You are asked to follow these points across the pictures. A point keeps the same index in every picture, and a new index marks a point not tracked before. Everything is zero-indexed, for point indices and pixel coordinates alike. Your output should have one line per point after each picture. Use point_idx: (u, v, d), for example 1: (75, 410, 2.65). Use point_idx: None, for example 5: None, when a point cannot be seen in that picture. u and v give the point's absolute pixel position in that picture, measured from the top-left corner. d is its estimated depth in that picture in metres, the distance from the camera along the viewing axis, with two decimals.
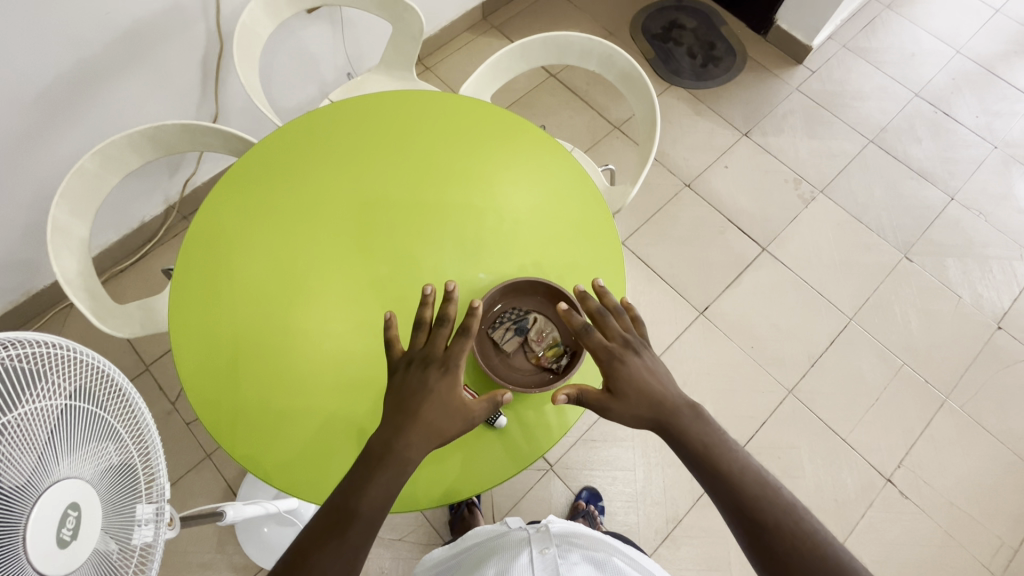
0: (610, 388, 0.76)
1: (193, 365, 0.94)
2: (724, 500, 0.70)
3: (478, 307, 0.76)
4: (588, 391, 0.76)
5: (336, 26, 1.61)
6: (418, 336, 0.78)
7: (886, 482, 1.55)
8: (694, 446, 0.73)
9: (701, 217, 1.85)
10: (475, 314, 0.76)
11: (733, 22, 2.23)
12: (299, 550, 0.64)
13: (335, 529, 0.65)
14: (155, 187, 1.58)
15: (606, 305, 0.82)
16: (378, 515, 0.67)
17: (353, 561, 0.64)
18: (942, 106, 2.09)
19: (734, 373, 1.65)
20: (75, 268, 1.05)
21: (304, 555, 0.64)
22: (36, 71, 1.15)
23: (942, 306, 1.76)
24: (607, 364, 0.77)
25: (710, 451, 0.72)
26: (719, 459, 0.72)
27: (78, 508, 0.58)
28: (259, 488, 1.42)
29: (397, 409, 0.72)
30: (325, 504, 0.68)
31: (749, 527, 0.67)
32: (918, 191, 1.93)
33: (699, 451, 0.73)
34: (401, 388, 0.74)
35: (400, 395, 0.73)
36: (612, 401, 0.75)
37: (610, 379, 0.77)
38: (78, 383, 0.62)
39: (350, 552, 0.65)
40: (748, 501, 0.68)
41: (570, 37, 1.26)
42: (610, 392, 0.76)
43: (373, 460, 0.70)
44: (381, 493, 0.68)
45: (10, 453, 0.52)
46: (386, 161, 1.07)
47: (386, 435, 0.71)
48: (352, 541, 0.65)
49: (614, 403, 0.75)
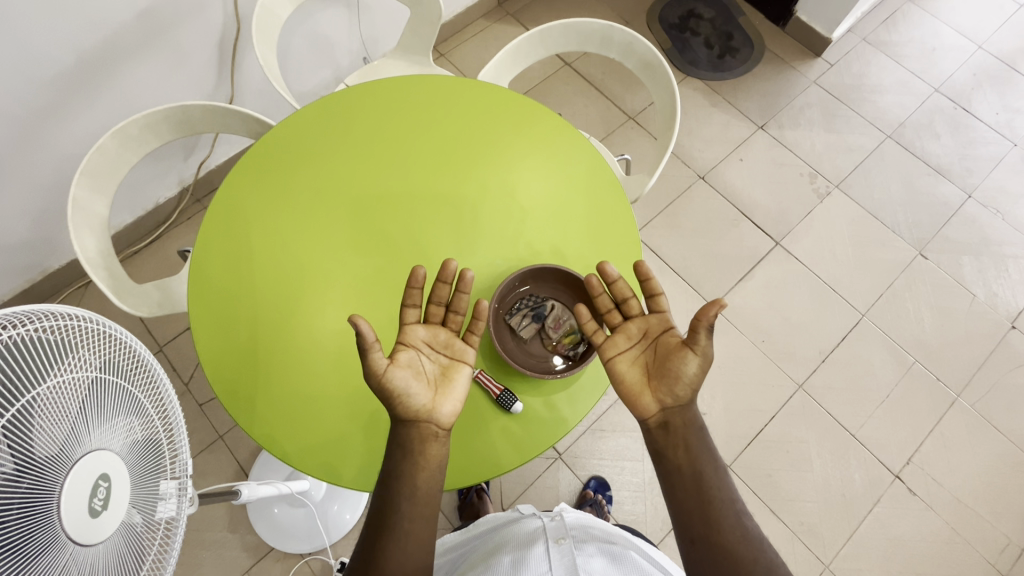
0: (668, 359, 0.76)
1: (214, 349, 0.95)
2: (701, 519, 0.69)
3: (452, 262, 0.80)
4: (699, 346, 0.73)
5: (352, 9, 1.60)
6: (420, 329, 0.81)
7: (895, 478, 1.55)
8: (680, 463, 0.72)
9: (713, 209, 1.84)
10: (452, 269, 0.82)
11: (751, 13, 2.20)
12: (367, 538, 0.68)
13: (388, 511, 0.69)
14: (169, 169, 1.58)
15: (603, 294, 0.85)
16: (426, 501, 0.71)
17: (405, 539, 0.68)
18: (962, 101, 2.06)
19: (745, 366, 1.64)
20: (96, 247, 1.06)
21: (371, 543, 0.67)
22: (55, 51, 1.15)
23: (956, 304, 1.74)
24: (652, 341, 0.80)
25: (701, 469, 0.72)
26: (710, 476, 0.71)
27: (109, 480, 0.59)
28: (270, 469, 1.44)
29: (414, 403, 0.74)
30: (376, 493, 0.71)
31: (723, 541, 0.67)
32: (935, 188, 1.91)
33: (686, 467, 0.72)
34: (416, 380, 0.75)
35: (409, 386, 0.74)
36: (703, 371, 0.74)
37: (658, 355, 0.78)
38: (105, 358, 0.62)
39: (400, 532, 0.68)
40: (724, 519, 0.68)
41: (590, 24, 1.23)
42: (669, 360, 0.76)
43: (400, 447, 0.72)
44: (425, 477, 0.72)
45: (43, 422, 0.53)
46: (408, 150, 1.06)
47: (410, 425, 0.73)
48: (404, 523, 0.68)
49: (691, 374, 0.74)
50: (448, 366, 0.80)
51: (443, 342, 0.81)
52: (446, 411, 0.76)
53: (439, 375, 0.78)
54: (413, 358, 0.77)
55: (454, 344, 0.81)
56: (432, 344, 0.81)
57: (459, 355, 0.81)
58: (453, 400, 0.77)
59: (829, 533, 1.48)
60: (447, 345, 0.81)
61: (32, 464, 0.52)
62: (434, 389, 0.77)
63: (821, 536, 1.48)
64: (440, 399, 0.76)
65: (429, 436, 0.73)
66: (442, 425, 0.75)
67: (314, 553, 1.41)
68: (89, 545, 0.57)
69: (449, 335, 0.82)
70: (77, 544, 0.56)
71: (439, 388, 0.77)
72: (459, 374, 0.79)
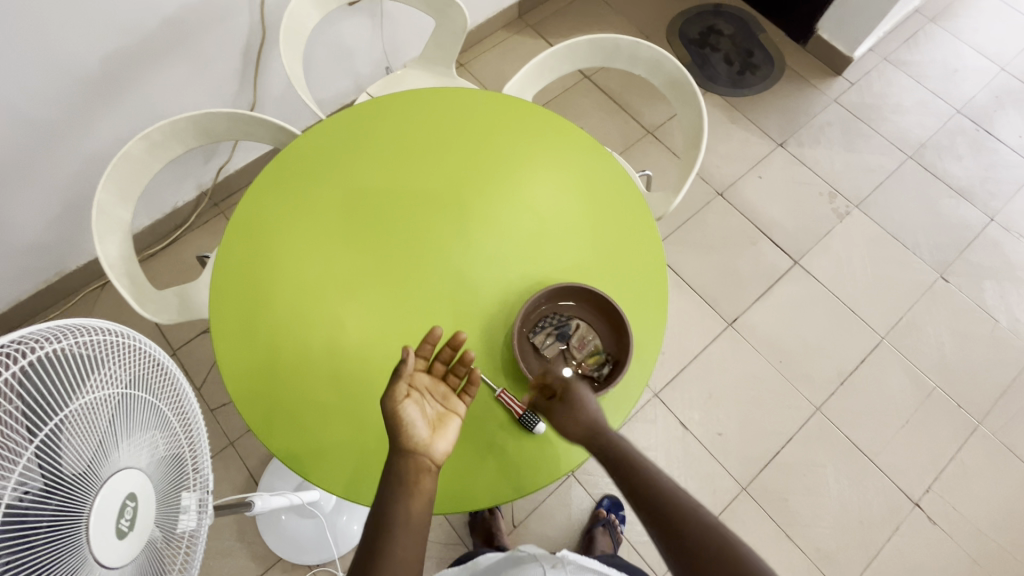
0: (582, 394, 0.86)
1: (234, 356, 0.93)
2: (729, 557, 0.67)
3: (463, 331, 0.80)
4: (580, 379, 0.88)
5: (376, 19, 1.61)
6: (425, 376, 0.80)
7: (914, 506, 1.51)
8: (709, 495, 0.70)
9: (731, 226, 1.82)
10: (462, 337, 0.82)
11: (771, 30, 2.19)
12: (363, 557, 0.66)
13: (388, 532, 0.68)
14: (189, 173, 1.58)
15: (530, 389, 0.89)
16: (422, 531, 0.70)
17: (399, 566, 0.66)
18: (984, 123, 2.04)
19: (762, 386, 1.62)
20: (118, 252, 1.05)
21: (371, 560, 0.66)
22: (85, 54, 1.16)
23: (978, 330, 1.72)
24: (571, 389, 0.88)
25: None
26: None
27: (135, 499, 0.58)
28: (281, 478, 1.42)
29: (415, 436, 0.74)
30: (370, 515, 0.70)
31: None
32: (956, 210, 1.89)
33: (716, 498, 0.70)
34: (421, 419, 0.75)
35: (415, 420, 0.75)
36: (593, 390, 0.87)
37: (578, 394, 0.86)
38: (134, 372, 0.61)
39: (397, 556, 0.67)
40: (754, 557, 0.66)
41: (618, 41, 1.22)
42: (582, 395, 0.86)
43: (394, 477, 0.71)
44: (422, 506, 0.71)
45: (73, 439, 0.52)
46: (434, 161, 1.06)
47: (406, 456, 0.73)
48: (401, 548, 0.67)
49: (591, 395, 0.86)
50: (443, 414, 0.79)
51: (443, 392, 0.81)
52: (440, 452, 0.76)
53: (436, 420, 0.78)
54: (420, 399, 0.77)
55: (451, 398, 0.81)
56: (432, 392, 0.80)
57: (454, 407, 0.80)
58: (447, 445, 0.77)
59: (845, 561, 1.45)
60: (445, 397, 0.81)
61: (61, 481, 0.50)
62: (432, 430, 0.76)
63: (838, 563, 1.45)
64: (436, 440, 0.76)
65: (423, 469, 0.73)
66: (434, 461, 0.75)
67: (322, 565, 1.39)
68: (115, 567, 0.56)
69: (448, 389, 0.82)
70: (104, 565, 0.54)
71: (436, 430, 0.77)
72: (454, 423, 0.79)
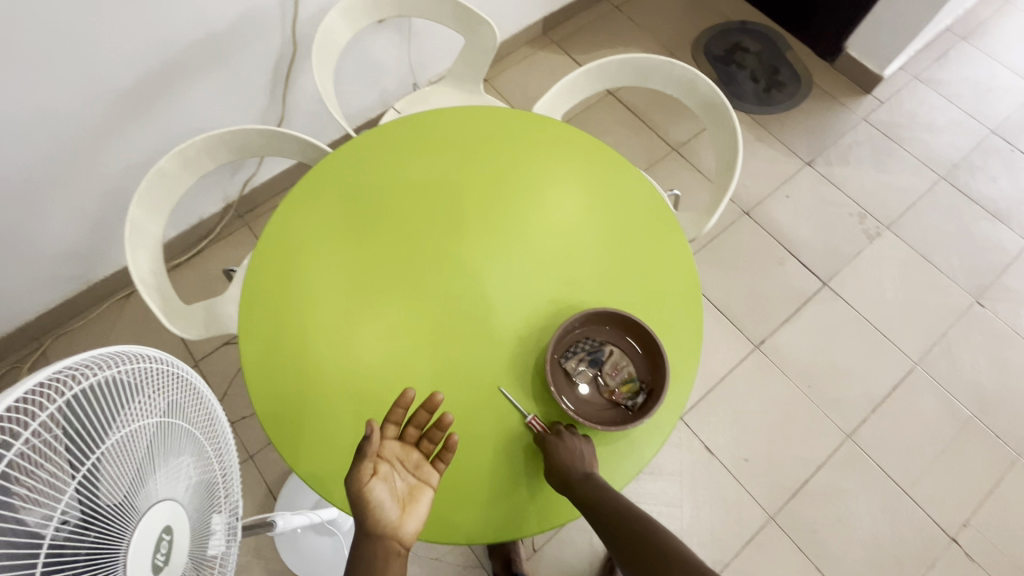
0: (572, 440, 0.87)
1: (261, 374, 0.92)
2: None
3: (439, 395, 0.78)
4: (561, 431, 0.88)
5: (404, 35, 1.62)
6: (395, 445, 0.78)
7: (951, 541, 1.45)
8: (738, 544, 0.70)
9: (758, 246, 1.79)
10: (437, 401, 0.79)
11: (798, 47, 2.17)
12: None
13: None
14: (216, 185, 1.60)
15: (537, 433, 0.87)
16: None
17: None
18: (1019, 144, 1.99)
19: (790, 412, 1.58)
20: (150, 267, 1.06)
21: None
22: (122, 69, 1.18)
23: (1016, 357, 1.66)
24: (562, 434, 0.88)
25: None
26: None
27: (170, 531, 0.57)
28: (300, 495, 1.41)
29: (384, 517, 0.72)
30: None
31: None
32: (991, 233, 1.84)
33: None
34: (389, 498, 0.74)
35: (383, 500, 0.73)
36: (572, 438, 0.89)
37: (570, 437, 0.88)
38: (169, 399, 0.60)
39: None
40: None
41: (651, 60, 1.21)
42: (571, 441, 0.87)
43: (361, 562, 0.70)
44: None
45: (112, 473, 0.51)
46: (464, 179, 1.05)
47: (375, 540, 0.71)
48: None
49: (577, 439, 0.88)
50: (414, 486, 0.77)
51: (414, 462, 0.79)
52: (409, 531, 0.74)
53: (406, 495, 0.76)
54: (389, 473, 0.76)
55: (424, 467, 0.79)
56: (403, 462, 0.78)
57: (426, 478, 0.79)
58: (417, 522, 0.75)
59: None
60: (416, 466, 0.79)
61: (99, 513, 0.49)
62: (401, 508, 0.75)
63: None
64: (406, 518, 0.74)
65: (392, 553, 0.72)
66: (404, 542, 0.74)
67: None
68: None
69: (420, 457, 0.80)
70: None
71: (406, 507, 0.75)
72: (426, 497, 0.77)
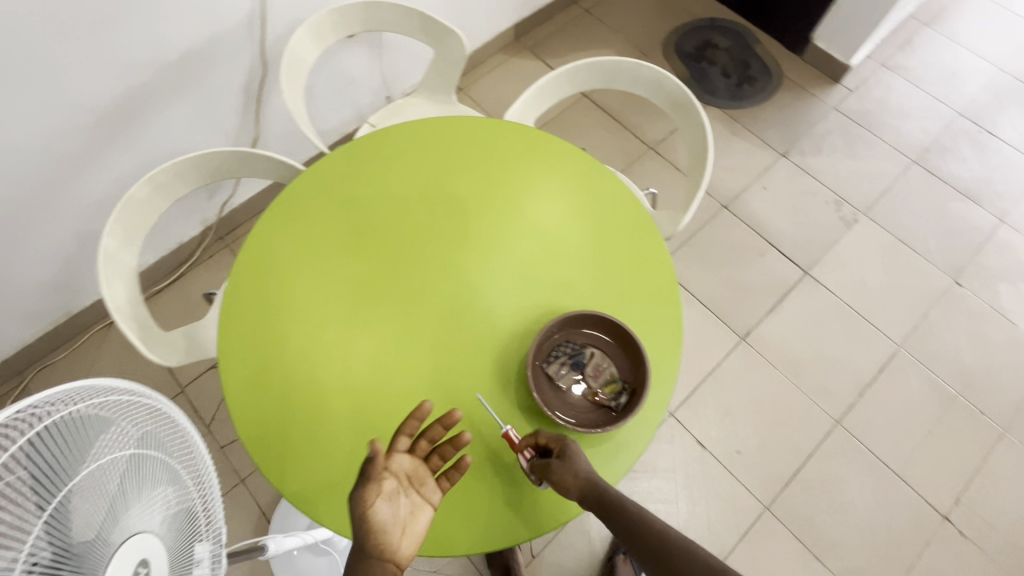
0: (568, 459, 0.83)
1: (242, 395, 0.92)
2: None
3: (459, 414, 0.78)
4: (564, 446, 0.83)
5: (374, 50, 1.62)
6: (405, 459, 0.78)
7: (943, 519, 1.47)
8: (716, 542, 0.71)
9: (738, 239, 1.81)
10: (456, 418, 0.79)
11: (767, 41, 2.20)
12: None
13: None
14: (193, 208, 1.59)
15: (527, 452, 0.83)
16: None
17: None
18: (986, 124, 2.03)
19: (779, 402, 1.59)
20: (125, 296, 1.05)
21: None
22: (89, 98, 1.17)
23: (996, 334, 1.69)
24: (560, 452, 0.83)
25: None
26: None
27: (146, 566, 0.57)
28: (293, 516, 1.39)
29: (383, 535, 0.72)
30: None
31: None
32: (965, 213, 1.87)
33: None
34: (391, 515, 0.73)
35: (384, 517, 0.73)
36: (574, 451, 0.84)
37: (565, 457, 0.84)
38: (143, 431, 0.60)
39: None
40: None
41: (619, 62, 1.22)
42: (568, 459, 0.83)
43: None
44: None
45: (80, 506, 0.51)
46: (439, 189, 1.05)
47: (372, 558, 0.70)
48: None
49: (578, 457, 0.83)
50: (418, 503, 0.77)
51: (421, 479, 0.78)
52: (405, 551, 0.73)
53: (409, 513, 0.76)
54: (394, 489, 0.75)
55: (429, 484, 0.79)
56: (411, 478, 0.77)
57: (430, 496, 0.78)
58: (414, 543, 0.74)
59: None
60: (423, 482, 0.78)
61: (68, 551, 0.49)
62: (402, 526, 0.74)
63: None
64: (404, 538, 0.74)
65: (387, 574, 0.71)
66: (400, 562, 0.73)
67: None
68: None
69: (428, 473, 0.79)
70: None
71: (406, 526, 0.75)
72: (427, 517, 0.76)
